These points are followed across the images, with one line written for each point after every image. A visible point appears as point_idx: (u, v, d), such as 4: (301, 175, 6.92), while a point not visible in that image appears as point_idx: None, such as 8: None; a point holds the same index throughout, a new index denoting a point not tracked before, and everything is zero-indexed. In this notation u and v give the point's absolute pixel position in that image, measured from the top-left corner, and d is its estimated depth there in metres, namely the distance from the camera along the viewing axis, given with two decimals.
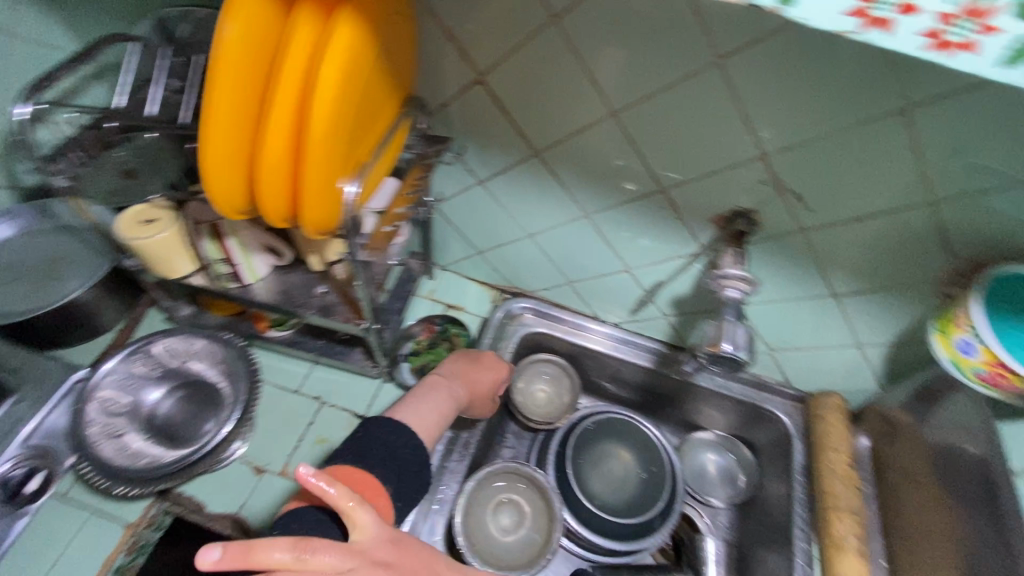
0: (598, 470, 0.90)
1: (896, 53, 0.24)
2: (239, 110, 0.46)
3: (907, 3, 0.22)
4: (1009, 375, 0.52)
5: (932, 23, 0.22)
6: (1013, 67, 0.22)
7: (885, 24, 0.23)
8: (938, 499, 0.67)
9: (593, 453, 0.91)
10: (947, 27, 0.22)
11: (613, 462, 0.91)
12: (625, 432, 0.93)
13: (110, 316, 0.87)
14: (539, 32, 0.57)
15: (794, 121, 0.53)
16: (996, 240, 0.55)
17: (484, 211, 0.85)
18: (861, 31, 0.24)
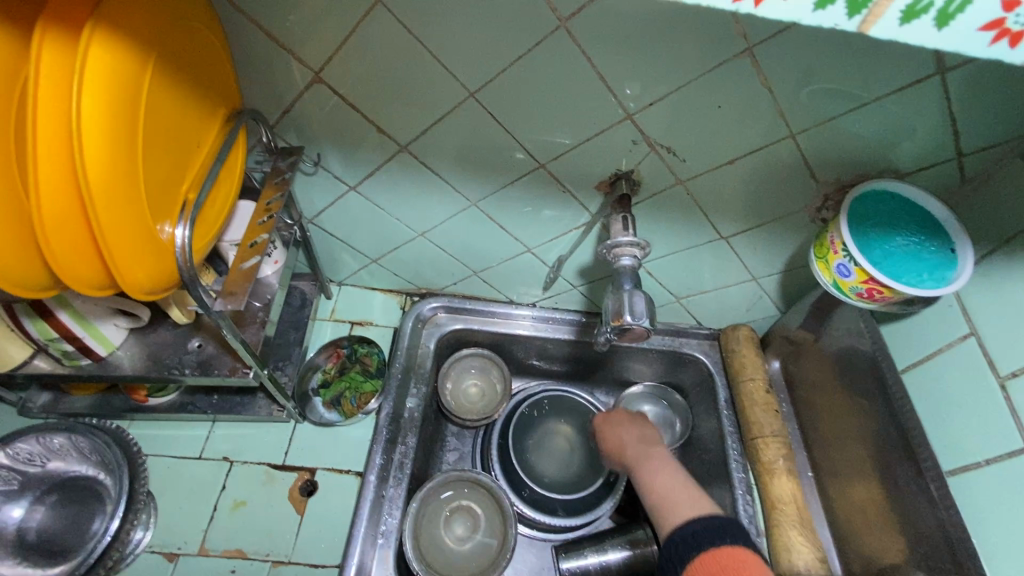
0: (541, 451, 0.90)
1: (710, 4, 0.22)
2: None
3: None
4: (882, 289, 0.55)
5: None
6: (823, 7, 0.21)
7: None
8: (846, 404, 0.72)
9: (532, 435, 0.90)
10: None
11: (554, 438, 0.91)
12: (561, 404, 0.92)
13: None
14: (367, 18, 0.51)
15: (653, 75, 0.52)
16: (853, 161, 0.57)
17: (363, 218, 0.79)
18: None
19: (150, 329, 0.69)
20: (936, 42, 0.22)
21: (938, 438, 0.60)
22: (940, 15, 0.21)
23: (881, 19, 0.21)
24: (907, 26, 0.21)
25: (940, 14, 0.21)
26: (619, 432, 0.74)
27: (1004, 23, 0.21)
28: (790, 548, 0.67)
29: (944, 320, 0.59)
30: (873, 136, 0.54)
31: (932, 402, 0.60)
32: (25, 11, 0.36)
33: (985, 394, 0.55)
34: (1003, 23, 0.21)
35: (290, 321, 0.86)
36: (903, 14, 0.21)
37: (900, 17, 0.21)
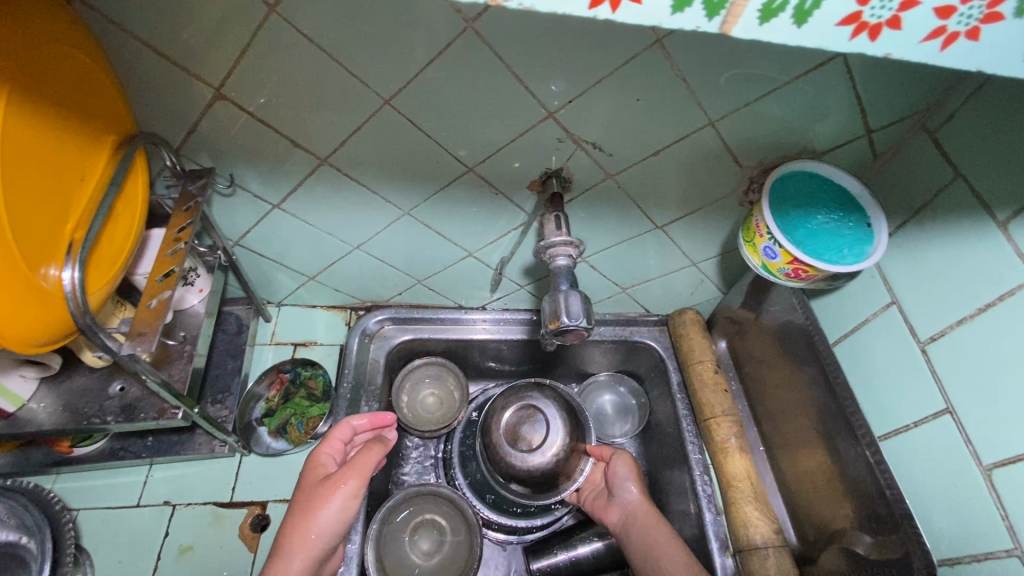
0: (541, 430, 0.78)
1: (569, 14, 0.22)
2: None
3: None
4: (807, 268, 0.55)
5: None
6: (681, 10, 0.22)
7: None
8: (789, 379, 0.74)
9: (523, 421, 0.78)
10: None
11: (556, 419, 0.78)
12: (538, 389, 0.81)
13: None
14: (262, 30, 0.48)
15: (569, 71, 0.51)
16: (773, 144, 0.58)
17: (293, 236, 0.75)
18: None
19: (64, 377, 0.65)
20: (800, 39, 0.23)
21: (871, 404, 0.62)
22: (797, 12, 0.22)
23: (740, 19, 0.22)
24: (764, 24, 0.22)
25: (796, 11, 0.22)
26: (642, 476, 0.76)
27: (860, 17, 0.22)
28: (747, 524, 0.69)
29: (868, 291, 0.62)
30: (788, 119, 0.55)
31: (864, 369, 0.63)
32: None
33: (908, 359, 0.57)
34: (859, 17, 0.22)
35: (226, 349, 0.82)
36: (761, 13, 0.22)
37: (759, 16, 0.22)
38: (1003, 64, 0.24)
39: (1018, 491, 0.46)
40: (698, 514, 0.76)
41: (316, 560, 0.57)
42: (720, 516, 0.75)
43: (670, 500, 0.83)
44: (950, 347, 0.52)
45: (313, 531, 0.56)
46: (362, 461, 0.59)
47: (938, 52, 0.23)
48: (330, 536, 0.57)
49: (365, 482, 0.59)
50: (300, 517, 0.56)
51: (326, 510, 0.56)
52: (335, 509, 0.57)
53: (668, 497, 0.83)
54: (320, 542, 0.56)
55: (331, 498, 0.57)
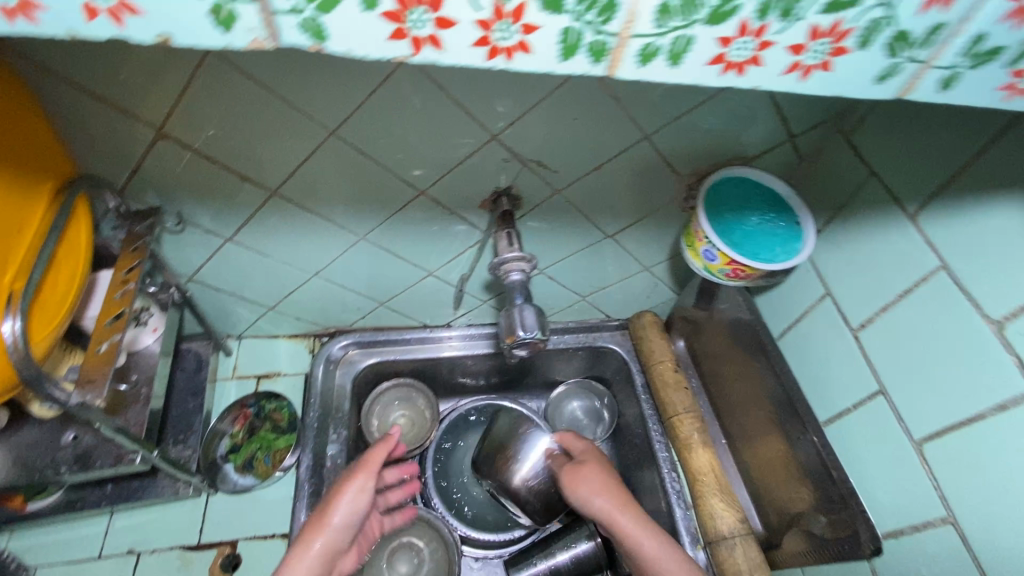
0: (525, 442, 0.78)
1: (469, 66, 0.25)
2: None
3: (438, 19, 0.23)
4: (744, 268, 0.59)
5: (475, 29, 0.23)
6: (568, 58, 0.24)
7: (435, 43, 0.24)
8: (743, 373, 0.77)
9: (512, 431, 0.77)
10: (490, 31, 0.23)
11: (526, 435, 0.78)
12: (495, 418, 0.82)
13: None
14: (201, 70, 0.48)
15: (507, 95, 0.53)
16: (707, 152, 0.62)
17: (248, 268, 0.74)
18: (410, 52, 0.24)
19: (12, 431, 0.62)
20: (678, 77, 0.26)
21: (817, 391, 0.66)
22: (670, 55, 0.24)
23: (622, 63, 0.25)
24: (644, 67, 0.25)
25: (670, 54, 0.24)
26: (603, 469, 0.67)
27: (726, 57, 0.25)
28: (714, 516, 0.71)
29: (806, 284, 0.66)
30: (717, 129, 0.59)
31: (808, 359, 0.66)
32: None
33: (845, 346, 0.61)
34: (724, 57, 0.25)
35: (187, 387, 0.80)
36: (639, 57, 0.24)
37: (639, 59, 0.24)
38: (857, 90, 0.27)
39: (946, 462, 0.50)
40: (668, 510, 0.78)
41: (331, 554, 0.60)
42: (690, 510, 0.78)
43: (643, 499, 0.84)
44: (877, 333, 0.56)
45: (329, 524, 0.60)
46: (371, 456, 0.64)
47: (800, 81, 0.26)
48: (343, 529, 0.60)
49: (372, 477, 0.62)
50: (317, 513, 0.61)
51: (341, 504, 0.61)
52: (347, 503, 0.60)
53: (641, 497, 0.85)
54: (336, 533, 0.60)
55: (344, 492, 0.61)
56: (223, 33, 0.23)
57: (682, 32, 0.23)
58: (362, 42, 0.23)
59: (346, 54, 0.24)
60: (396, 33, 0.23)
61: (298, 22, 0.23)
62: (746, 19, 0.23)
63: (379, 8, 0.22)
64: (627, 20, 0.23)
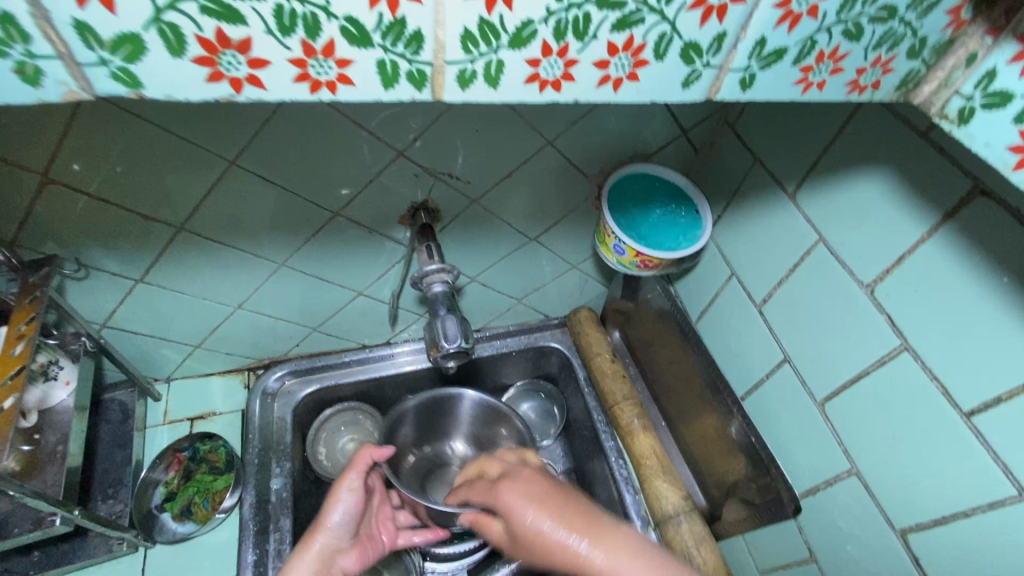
0: (436, 445, 0.91)
1: (292, 100, 0.26)
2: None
3: (252, 61, 0.24)
4: (652, 259, 0.61)
5: (292, 67, 0.25)
6: (392, 87, 0.27)
7: (256, 82, 0.25)
8: (673, 356, 0.81)
9: (427, 430, 0.89)
10: (307, 65, 0.25)
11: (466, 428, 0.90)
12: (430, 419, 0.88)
13: None
14: (80, 113, 0.47)
15: (405, 112, 0.54)
16: (609, 151, 0.65)
17: (165, 308, 0.72)
18: (234, 93, 0.25)
19: None
20: (503, 96, 0.29)
21: (737, 366, 0.70)
22: (488, 78, 0.27)
23: (444, 88, 0.27)
24: (466, 90, 0.28)
25: (487, 77, 0.27)
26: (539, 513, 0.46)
27: (540, 75, 0.28)
28: (659, 497, 0.75)
29: (715, 267, 0.70)
30: (615, 129, 0.62)
31: (726, 337, 0.70)
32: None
33: (753, 321, 0.65)
34: (539, 76, 0.28)
35: (113, 439, 0.76)
36: (459, 81, 0.27)
37: (459, 84, 0.27)
38: (667, 95, 0.30)
39: (845, 419, 0.54)
40: (619, 498, 0.79)
41: (330, 556, 0.65)
42: (639, 495, 0.79)
43: (595, 489, 0.86)
44: (777, 306, 0.60)
45: (326, 523, 0.66)
46: (360, 457, 0.72)
47: (614, 93, 0.29)
48: (340, 524, 0.67)
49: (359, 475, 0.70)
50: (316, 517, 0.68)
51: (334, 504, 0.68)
52: (342, 501, 0.68)
53: (593, 487, 0.88)
54: (330, 531, 0.66)
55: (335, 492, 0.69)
56: (34, 89, 0.23)
57: (490, 57, 0.26)
58: (179, 86, 0.24)
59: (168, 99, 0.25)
60: (213, 76, 0.24)
61: (108, 72, 0.23)
62: (548, 41, 0.26)
63: (189, 54, 0.23)
64: (436, 49, 0.26)
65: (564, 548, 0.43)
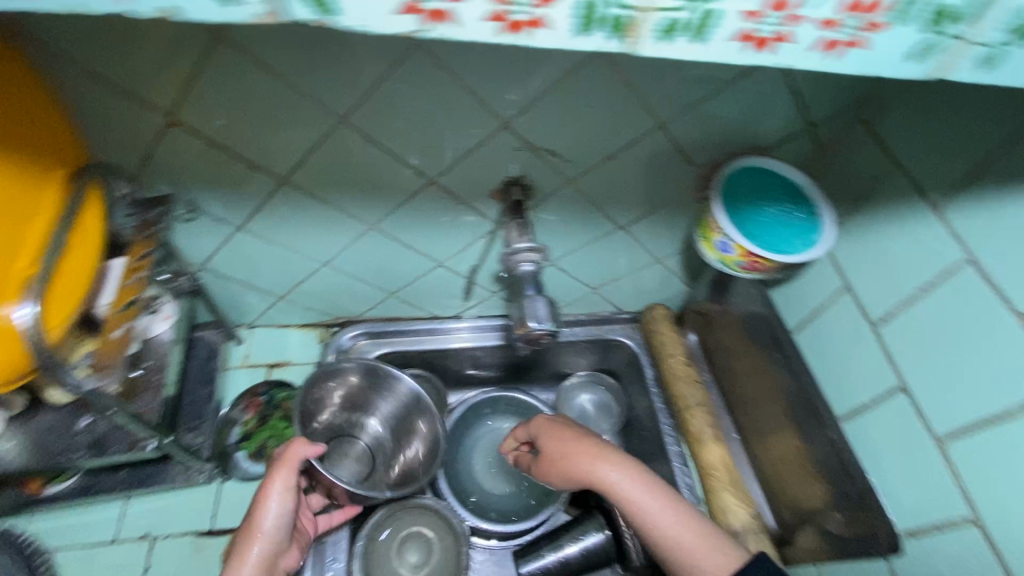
0: (351, 414, 0.83)
1: (479, 41, 0.26)
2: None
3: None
4: (761, 260, 0.57)
5: (490, 5, 0.24)
6: (588, 35, 0.25)
7: (449, 18, 0.25)
8: (755, 368, 0.76)
9: (353, 400, 0.82)
10: (506, 7, 0.24)
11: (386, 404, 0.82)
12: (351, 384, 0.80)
13: None
14: (208, 56, 0.48)
15: (513, 83, 0.52)
16: (722, 142, 0.61)
17: (257, 258, 0.74)
18: (427, 28, 0.25)
19: (31, 416, 0.63)
20: (707, 54, 0.27)
21: (835, 385, 0.65)
22: (695, 32, 0.25)
23: (642, 40, 0.26)
24: (669, 44, 0.26)
25: (695, 32, 0.25)
26: (571, 444, 0.61)
27: (756, 34, 0.26)
28: (726, 510, 0.70)
29: (822, 278, 0.64)
30: (733, 117, 0.57)
31: (826, 354, 0.65)
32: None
33: (863, 340, 0.59)
34: (752, 35, 0.26)
35: (200, 376, 0.81)
36: (662, 32, 0.25)
37: (661, 36, 0.25)
38: (887, 68, 0.27)
39: (970, 460, 0.48)
40: None
41: (271, 561, 0.59)
42: (700, 505, 0.76)
43: None
44: (896, 328, 0.55)
45: (262, 531, 0.58)
46: (289, 453, 0.61)
47: (826, 59, 0.27)
48: (277, 529, 0.59)
49: (293, 474, 0.60)
50: (246, 521, 0.59)
51: (267, 510, 0.59)
52: (275, 505, 0.59)
53: None
54: (274, 536, 0.59)
55: (266, 497, 0.59)
56: (225, 8, 0.23)
57: (707, 7, 0.24)
58: (369, 16, 0.24)
59: (355, 29, 0.25)
60: (409, 8, 0.24)
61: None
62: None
63: None
64: None
65: (586, 466, 0.57)
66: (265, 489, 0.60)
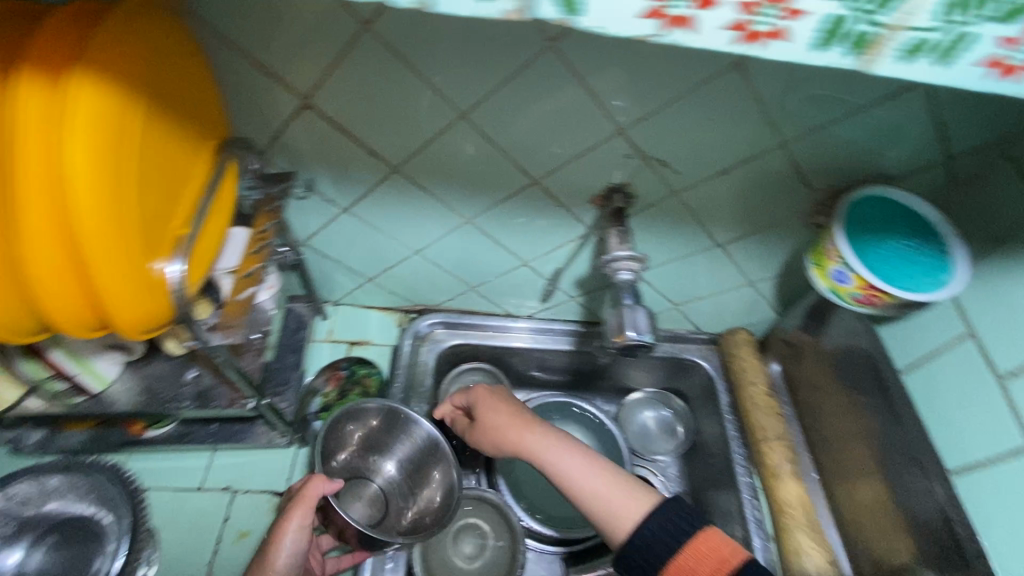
0: (369, 455, 0.80)
1: (710, 49, 0.25)
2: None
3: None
4: (881, 294, 0.56)
5: (734, 13, 0.24)
6: (823, 50, 0.25)
7: (689, 25, 0.24)
8: (847, 408, 0.73)
9: (370, 440, 0.79)
10: (750, 17, 0.24)
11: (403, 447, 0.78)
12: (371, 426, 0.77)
13: None
14: (354, 44, 0.51)
15: (639, 91, 0.52)
16: (844, 167, 0.58)
17: (355, 239, 0.77)
18: (662, 32, 0.25)
19: (144, 362, 0.69)
20: (944, 78, 0.25)
21: (944, 436, 0.61)
22: (938, 56, 0.24)
23: (879, 58, 0.25)
24: (905, 65, 0.25)
25: (939, 54, 0.24)
26: (500, 417, 0.67)
27: (1006, 61, 0.24)
28: (801, 552, 0.67)
29: (941, 322, 0.61)
30: (862, 143, 0.55)
31: (938, 403, 0.62)
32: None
33: (989, 394, 0.56)
34: (1004, 61, 0.24)
35: (288, 345, 0.83)
36: (902, 51, 0.24)
37: (900, 56, 0.24)
38: None
39: None
40: (745, 538, 0.74)
41: None
42: (770, 542, 0.73)
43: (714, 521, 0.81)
44: None
45: (274, 568, 0.58)
46: (308, 490, 0.62)
47: None
48: (292, 567, 0.59)
49: (310, 510, 0.61)
50: (261, 556, 0.59)
51: (283, 544, 0.59)
52: (290, 542, 0.59)
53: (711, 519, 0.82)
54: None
55: (282, 532, 0.60)
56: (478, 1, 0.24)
57: (963, 30, 0.23)
58: (607, 19, 0.24)
59: (592, 31, 0.25)
60: (652, 12, 0.24)
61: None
62: None
63: None
64: (905, 14, 0.23)
65: (503, 428, 0.67)
66: (283, 524, 0.61)
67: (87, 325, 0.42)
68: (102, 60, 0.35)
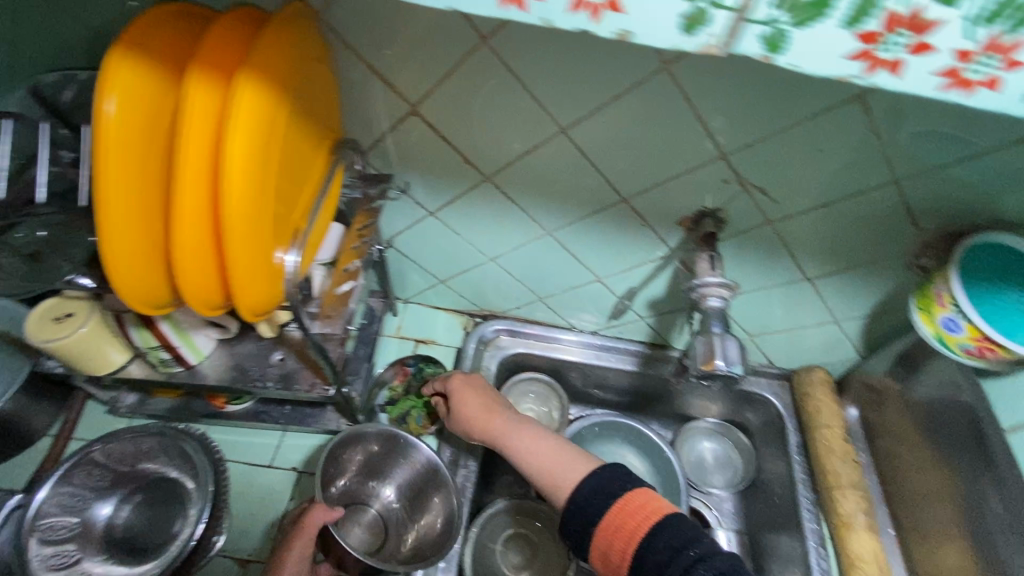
0: (367, 479, 0.78)
1: (913, 93, 0.25)
2: (135, 182, 0.41)
3: (918, 44, 0.23)
4: (994, 347, 0.54)
5: (950, 60, 0.23)
6: None
7: (896, 68, 0.24)
8: (933, 463, 0.69)
9: (369, 464, 0.77)
10: (965, 64, 0.23)
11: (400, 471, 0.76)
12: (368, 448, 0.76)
13: (40, 422, 0.77)
14: (468, 57, 0.53)
15: (749, 116, 0.51)
16: (961, 210, 0.55)
17: (436, 241, 0.80)
18: (863, 74, 0.25)
19: (235, 340, 0.73)
20: None
21: None
22: None
23: None
24: None
25: None
26: (475, 405, 0.70)
27: None
28: None
29: None
30: (985, 186, 0.52)
31: None
32: (165, 46, 0.41)
33: None
34: None
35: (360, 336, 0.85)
36: None
37: None
38: None
39: None
40: None
41: None
42: None
43: (774, 564, 0.78)
44: None
45: None
46: (309, 520, 0.63)
47: None
48: None
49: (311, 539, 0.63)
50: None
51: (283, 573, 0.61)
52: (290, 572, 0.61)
53: (769, 561, 0.79)
54: None
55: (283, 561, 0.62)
56: (681, 36, 0.25)
57: None
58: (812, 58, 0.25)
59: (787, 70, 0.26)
60: (860, 55, 0.24)
61: (763, 33, 0.24)
62: None
63: (858, 30, 0.23)
64: None
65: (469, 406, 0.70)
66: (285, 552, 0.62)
67: (211, 302, 0.45)
68: (263, 62, 0.38)
